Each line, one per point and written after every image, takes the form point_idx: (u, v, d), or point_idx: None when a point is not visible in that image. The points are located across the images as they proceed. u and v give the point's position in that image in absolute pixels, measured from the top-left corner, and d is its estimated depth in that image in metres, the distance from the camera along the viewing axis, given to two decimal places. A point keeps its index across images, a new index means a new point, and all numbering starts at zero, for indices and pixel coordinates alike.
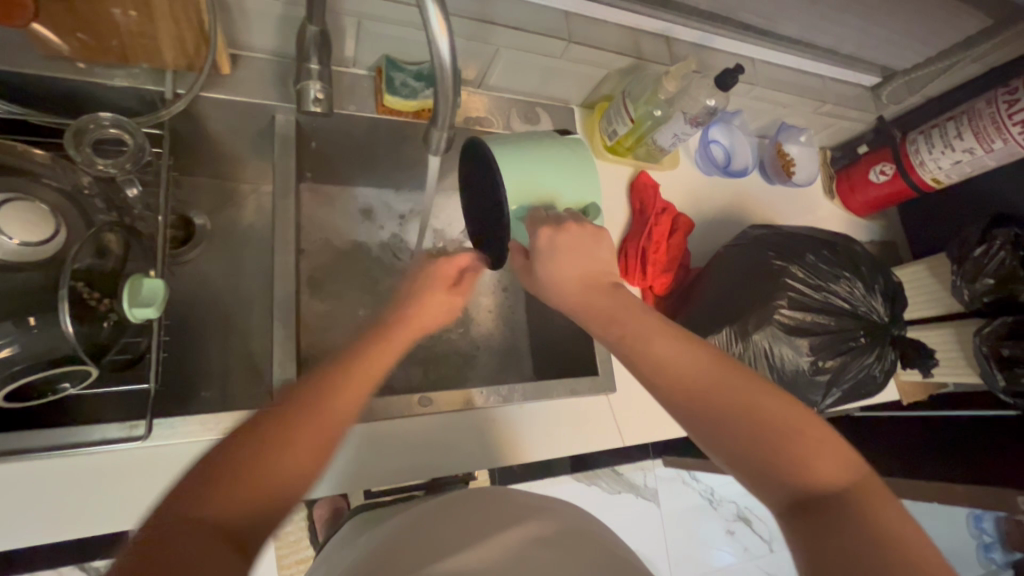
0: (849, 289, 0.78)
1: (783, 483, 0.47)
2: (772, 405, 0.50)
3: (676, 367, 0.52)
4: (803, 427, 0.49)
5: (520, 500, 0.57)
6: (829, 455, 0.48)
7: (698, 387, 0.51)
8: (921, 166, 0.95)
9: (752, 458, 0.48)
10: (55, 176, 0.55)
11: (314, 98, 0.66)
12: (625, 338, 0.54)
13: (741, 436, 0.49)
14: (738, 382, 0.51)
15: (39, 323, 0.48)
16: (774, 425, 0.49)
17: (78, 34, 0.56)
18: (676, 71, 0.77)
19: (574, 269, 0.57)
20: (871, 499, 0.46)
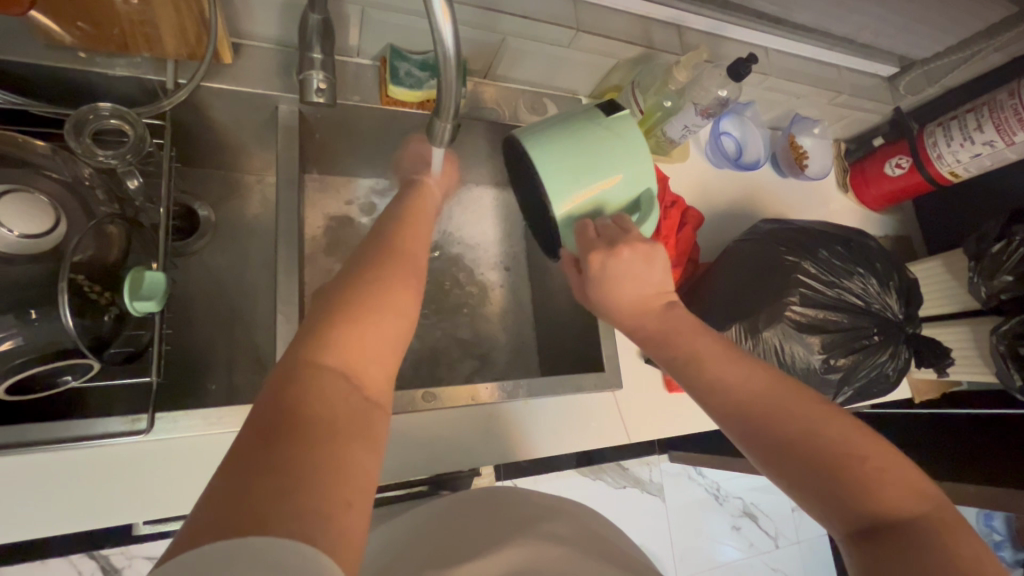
0: (863, 285, 0.77)
1: (847, 507, 0.44)
2: (827, 416, 0.48)
3: (726, 384, 0.52)
4: (866, 441, 0.46)
5: (532, 501, 0.56)
6: (897, 472, 0.45)
7: (748, 400, 0.50)
8: (939, 159, 0.92)
9: (813, 473, 0.46)
10: (56, 167, 0.54)
11: (317, 87, 0.64)
12: (668, 342, 0.57)
13: (795, 451, 0.47)
14: (794, 399, 0.49)
15: (39, 315, 0.48)
16: (835, 438, 0.47)
17: (79, 22, 0.56)
18: (687, 60, 0.75)
19: (625, 293, 0.59)
20: (939, 528, 0.43)
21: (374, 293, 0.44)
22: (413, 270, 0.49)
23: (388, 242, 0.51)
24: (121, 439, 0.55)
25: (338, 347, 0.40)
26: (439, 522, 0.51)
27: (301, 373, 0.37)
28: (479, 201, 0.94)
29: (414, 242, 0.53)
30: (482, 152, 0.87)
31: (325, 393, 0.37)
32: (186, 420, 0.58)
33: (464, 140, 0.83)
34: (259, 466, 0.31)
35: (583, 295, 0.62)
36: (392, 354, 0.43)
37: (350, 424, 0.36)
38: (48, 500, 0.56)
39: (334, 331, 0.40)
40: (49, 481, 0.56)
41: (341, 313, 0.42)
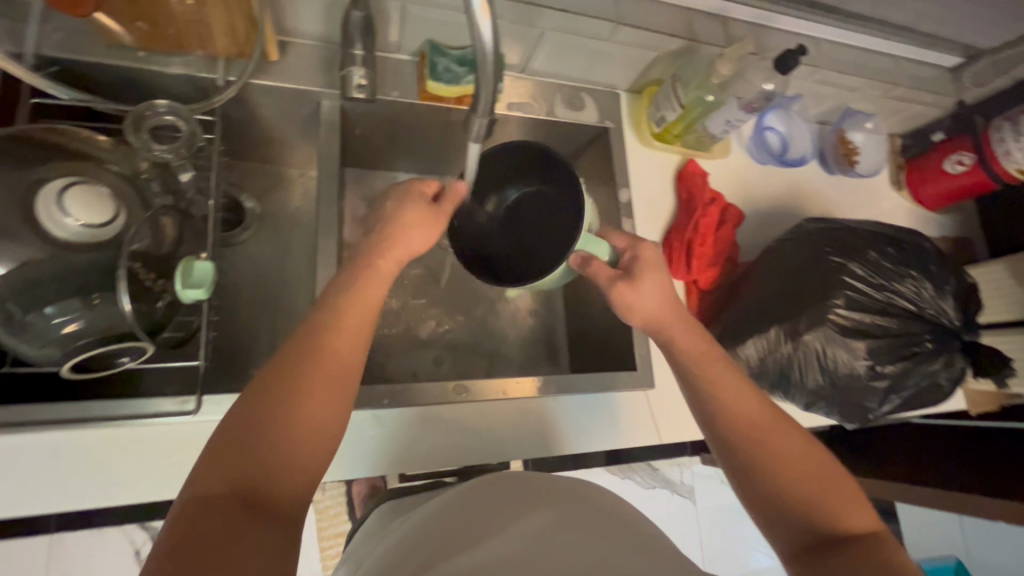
0: (915, 289, 0.73)
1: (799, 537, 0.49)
2: (798, 445, 0.53)
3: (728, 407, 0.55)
4: (821, 471, 0.52)
5: (552, 484, 0.57)
6: (849, 503, 0.50)
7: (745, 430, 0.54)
8: (1005, 157, 0.86)
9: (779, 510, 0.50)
10: (117, 160, 0.57)
11: (358, 84, 0.65)
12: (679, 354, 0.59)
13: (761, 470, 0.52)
14: (781, 429, 0.54)
15: (101, 299, 0.51)
16: (792, 466, 0.51)
17: (138, 22, 0.59)
18: (731, 53, 0.72)
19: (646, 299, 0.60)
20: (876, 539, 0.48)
21: (323, 358, 0.47)
22: (365, 325, 0.50)
23: (346, 290, 0.52)
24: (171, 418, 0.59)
25: (285, 413, 0.44)
26: (451, 517, 0.52)
27: (239, 441, 0.42)
28: None
29: (376, 284, 0.53)
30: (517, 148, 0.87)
31: (267, 460, 0.42)
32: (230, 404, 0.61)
33: (499, 134, 0.83)
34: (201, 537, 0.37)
35: (620, 292, 0.61)
36: (319, 421, 0.45)
37: (283, 487, 0.42)
38: (108, 473, 0.60)
39: (284, 399, 0.44)
40: (109, 456, 0.60)
41: (292, 378, 0.45)
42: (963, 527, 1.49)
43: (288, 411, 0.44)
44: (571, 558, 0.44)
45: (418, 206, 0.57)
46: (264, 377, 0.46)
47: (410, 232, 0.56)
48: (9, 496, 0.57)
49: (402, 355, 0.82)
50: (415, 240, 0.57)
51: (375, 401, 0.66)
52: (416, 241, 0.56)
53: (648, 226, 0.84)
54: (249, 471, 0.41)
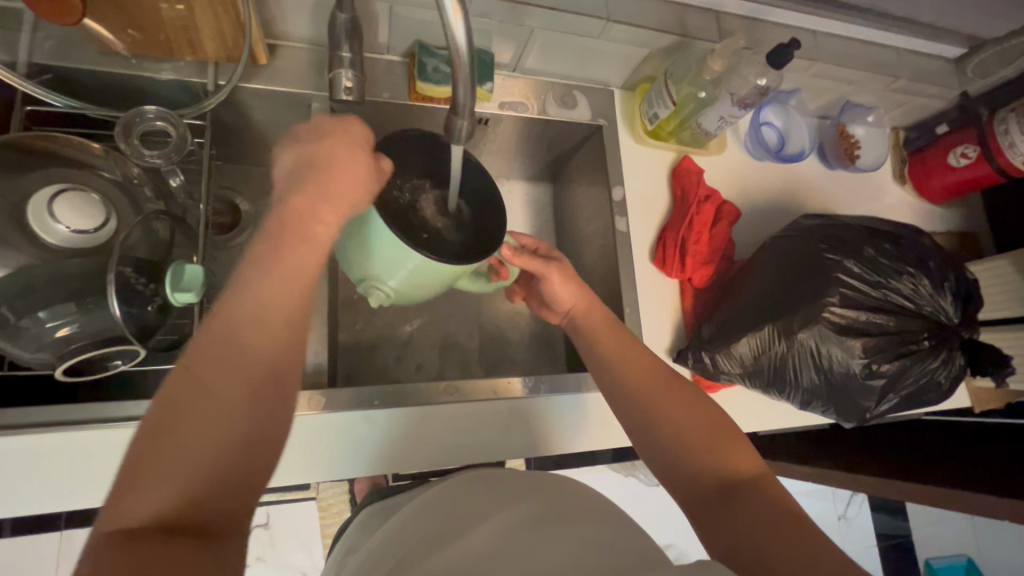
0: (913, 286, 0.71)
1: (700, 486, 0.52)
2: (701, 414, 0.55)
3: (633, 383, 0.57)
4: (729, 436, 0.54)
5: (534, 483, 0.57)
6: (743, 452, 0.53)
7: (654, 400, 0.56)
8: (1010, 149, 0.84)
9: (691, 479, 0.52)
10: (108, 166, 0.58)
11: (345, 86, 0.66)
12: (597, 357, 0.60)
13: (672, 452, 0.54)
14: (685, 404, 0.56)
15: (94, 303, 0.52)
16: (702, 440, 0.54)
17: (129, 30, 0.59)
18: (722, 49, 0.72)
19: (570, 291, 0.64)
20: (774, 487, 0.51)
21: (248, 346, 0.45)
22: (292, 303, 0.48)
23: (269, 269, 0.48)
24: None
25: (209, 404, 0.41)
26: (426, 519, 0.54)
27: (156, 446, 0.39)
28: (511, 194, 0.94)
29: (301, 255, 0.49)
30: (511, 147, 0.87)
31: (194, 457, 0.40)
32: None
33: (492, 133, 0.83)
34: (125, 546, 0.35)
35: (551, 279, 0.64)
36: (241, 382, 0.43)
37: (220, 475, 0.41)
38: (108, 474, 0.60)
39: (207, 393, 0.42)
40: (106, 459, 0.60)
41: (215, 369, 0.43)
42: (974, 525, 1.46)
43: (210, 403, 0.41)
44: (539, 554, 0.45)
45: (348, 147, 0.53)
46: (176, 374, 0.42)
47: (343, 169, 0.53)
48: (12, 497, 0.59)
49: (398, 356, 0.82)
50: (349, 188, 0.53)
51: (368, 402, 0.67)
52: (351, 178, 0.53)
53: (642, 224, 0.83)
54: (175, 471, 0.39)
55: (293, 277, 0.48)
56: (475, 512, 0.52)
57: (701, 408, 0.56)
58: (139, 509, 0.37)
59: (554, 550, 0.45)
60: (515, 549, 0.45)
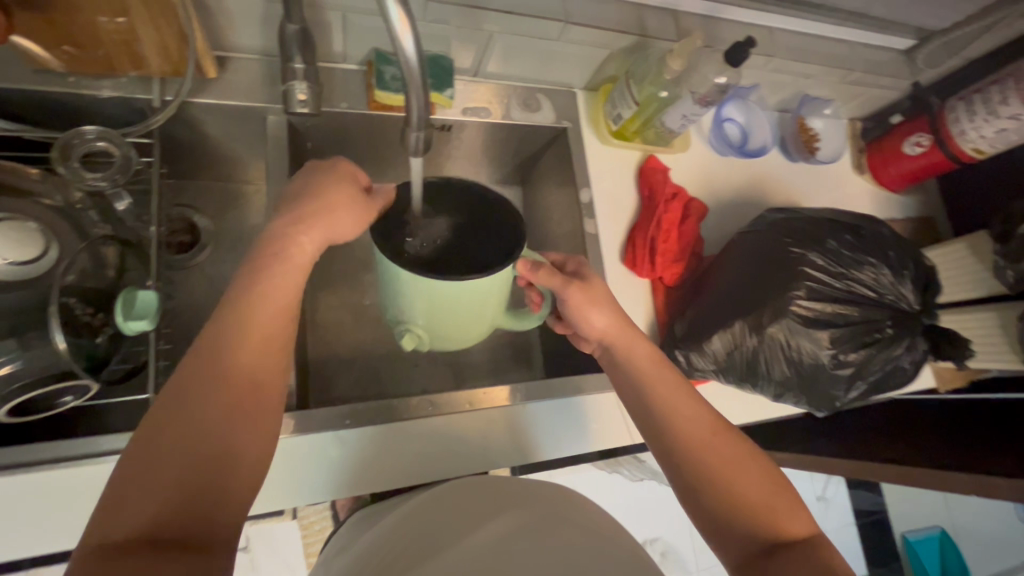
0: (875, 276, 0.73)
1: (742, 539, 0.52)
2: (740, 458, 0.55)
3: (676, 423, 0.57)
4: (771, 482, 0.55)
5: (514, 489, 0.56)
6: (788, 510, 0.53)
7: (696, 441, 0.56)
8: (961, 136, 0.87)
9: (723, 514, 0.53)
10: (47, 192, 0.55)
11: (300, 98, 0.64)
12: (634, 383, 0.61)
13: (717, 495, 0.54)
14: (723, 442, 0.56)
15: (37, 339, 0.49)
16: (753, 494, 0.53)
17: (65, 46, 0.56)
18: (681, 48, 0.72)
19: (605, 320, 0.61)
20: (829, 548, 0.51)
21: (236, 362, 0.44)
22: (282, 321, 0.47)
23: (250, 284, 0.47)
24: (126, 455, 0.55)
25: (202, 421, 0.41)
26: (413, 523, 0.52)
27: (150, 464, 0.39)
28: None
29: (290, 272, 0.49)
30: (478, 153, 0.86)
31: (190, 477, 0.39)
32: None
33: (455, 139, 0.82)
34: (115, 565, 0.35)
35: (573, 300, 0.60)
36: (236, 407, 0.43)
37: (208, 499, 0.40)
38: (54, 518, 0.55)
39: (200, 412, 0.41)
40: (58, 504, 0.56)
41: (209, 388, 0.42)
42: (946, 496, 1.51)
43: (198, 417, 0.41)
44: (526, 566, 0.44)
45: (337, 176, 0.53)
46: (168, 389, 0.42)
47: (329, 192, 0.51)
48: None
49: (371, 369, 0.81)
50: (330, 208, 0.51)
51: (341, 421, 0.65)
52: (336, 206, 0.51)
53: (611, 225, 0.83)
54: (165, 485, 0.38)
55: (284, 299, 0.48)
56: (462, 519, 0.51)
57: (744, 450, 0.56)
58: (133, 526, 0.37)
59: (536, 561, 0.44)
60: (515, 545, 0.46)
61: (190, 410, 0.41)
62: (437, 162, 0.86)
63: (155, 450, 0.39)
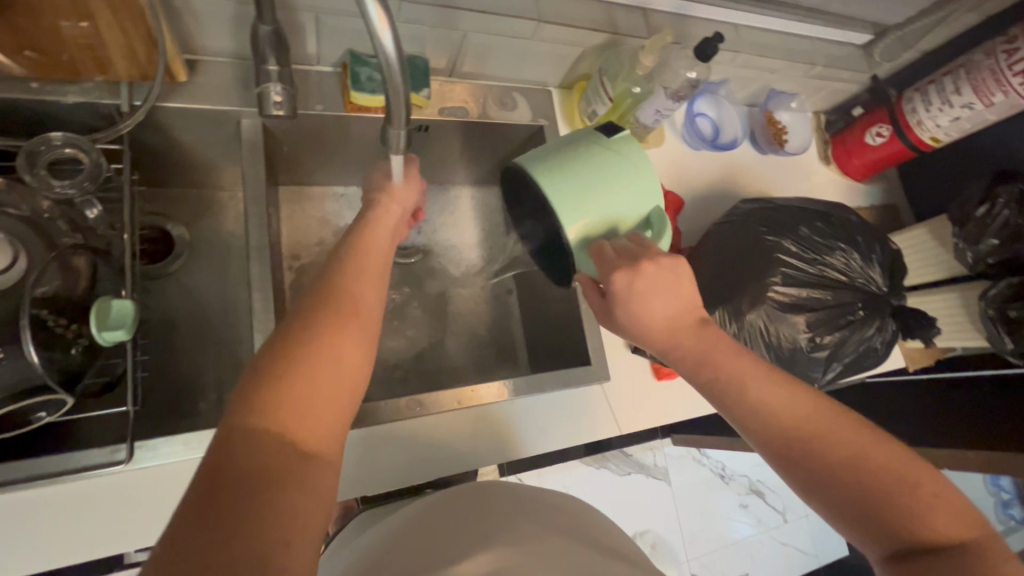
0: (846, 260, 0.76)
1: (885, 532, 0.45)
2: (878, 443, 0.48)
3: (785, 415, 0.50)
4: (907, 473, 0.46)
5: (509, 495, 0.58)
6: (944, 508, 0.45)
7: (809, 431, 0.49)
8: (919, 126, 0.91)
9: (854, 502, 0.46)
10: (11, 202, 0.53)
11: (275, 101, 0.63)
12: (722, 387, 0.53)
13: (852, 481, 0.47)
14: (842, 429, 0.49)
15: (6, 354, 0.47)
16: (899, 482, 0.46)
17: (27, 51, 0.55)
18: (653, 44, 0.73)
19: (664, 310, 0.55)
20: (988, 551, 0.44)
21: (353, 305, 0.48)
22: (380, 286, 0.52)
23: (358, 250, 0.54)
24: (102, 471, 0.54)
25: (309, 387, 0.40)
26: (413, 530, 0.52)
27: (290, 378, 0.40)
28: (458, 201, 0.93)
29: (377, 246, 0.56)
30: (456, 153, 0.86)
31: (318, 398, 0.40)
32: (166, 447, 0.56)
33: (433, 139, 0.82)
34: (254, 455, 0.36)
35: (618, 322, 0.58)
36: (338, 383, 0.42)
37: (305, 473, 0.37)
38: (27, 542, 0.53)
39: (326, 340, 0.43)
40: (29, 528, 0.53)
41: (337, 320, 0.45)
42: None
43: (305, 385, 0.40)
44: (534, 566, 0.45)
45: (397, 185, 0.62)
46: (278, 353, 0.42)
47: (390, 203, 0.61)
48: None
49: None
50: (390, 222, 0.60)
51: None
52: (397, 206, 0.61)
53: None
54: (266, 446, 0.37)
55: (370, 292, 0.50)
56: (466, 529, 0.50)
57: (881, 434, 0.49)
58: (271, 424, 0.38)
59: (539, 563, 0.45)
60: (523, 560, 0.45)
61: (299, 378, 0.40)
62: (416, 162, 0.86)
63: (264, 410, 0.38)
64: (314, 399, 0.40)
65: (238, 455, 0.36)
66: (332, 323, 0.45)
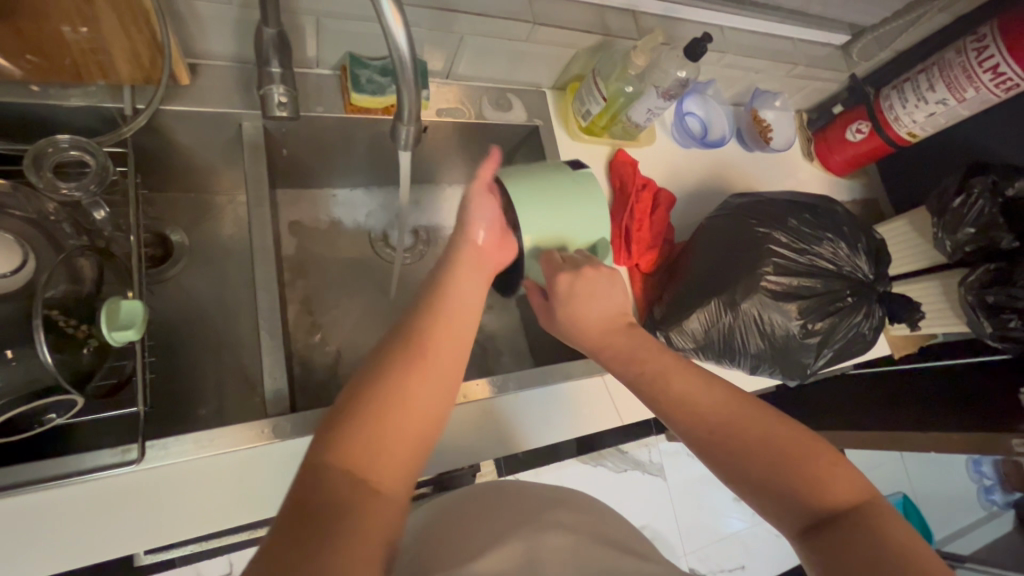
0: (833, 250, 0.78)
1: (794, 507, 0.47)
2: (772, 422, 0.51)
3: (696, 403, 0.53)
4: (807, 447, 0.49)
5: (527, 491, 0.59)
6: (845, 480, 0.48)
7: (711, 418, 0.52)
8: (896, 122, 0.95)
9: (763, 482, 0.49)
10: (18, 204, 0.53)
11: (278, 102, 0.64)
12: (647, 385, 0.56)
13: (755, 461, 0.49)
14: (745, 410, 0.52)
15: (16, 355, 0.47)
16: (796, 456, 0.49)
17: (28, 55, 0.55)
18: (643, 45, 0.76)
19: (598, 315, 0.61)
20: (887, 515, 0.46)
21: (432, 351, 0.48)
22: (465, 324, 0.52)
23: (443, 289, 0.54)
24: (114, 472, 0.53)
25: (387, 426, 0.42)
26: (431, 530, 0.53)
27: (367, 416, 0.42)
28: (453, 201, 0.94)
29: (463, 280, 0.55)
30: (452, 154, 0.88)
31: (390, 442, 0.42)
32: (179, 446, 0.56)
33: (430, 140, 0.83)
34: (328, 500, 0.38)
35: (556, 322, 0.63)
36: (413, 423, 0.43)
37: (377, 514, 0.39)
38: (43, 541, 0.53)
39: (394, 381, 0.44)
40: (43, 529, 0.53)
41: (412, 360, 0.46)
42: (908, 466, 1.53)
43: (382, 425, 0.42)
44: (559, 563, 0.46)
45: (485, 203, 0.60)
46: (354, 391, 0.44)
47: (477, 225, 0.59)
48: None
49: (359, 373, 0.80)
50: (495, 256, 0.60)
51: None
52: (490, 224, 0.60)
53: None
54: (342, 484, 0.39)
55: (452, 326, 0.51)
56: (486, 526, 0.51)
57: (782, 414, 0.52)
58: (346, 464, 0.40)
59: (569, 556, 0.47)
60: (547, 552, 0.47)
61: (375, 415, 0.42)
62: (413, 164, 0.87)
63: (338, 449, 0.40)
64: (386, 438, 0.42)
65: (314, 492, 0.38)
66: (411, 362, 0.46)
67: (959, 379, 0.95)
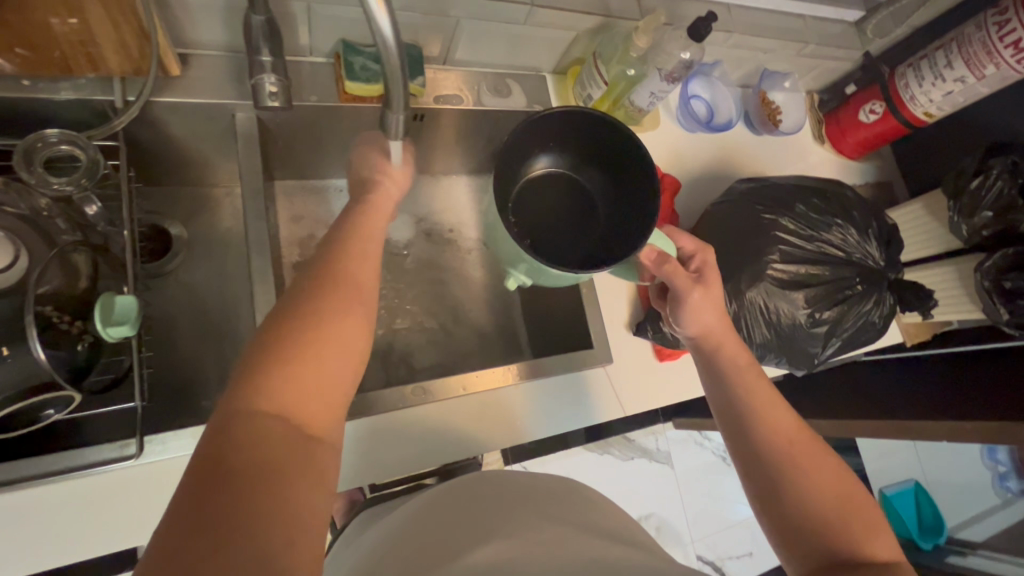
0: (842, 236, 0.76)
1: (823, 544, 0.49)
2: (832, 463, 0.53)
3: (770, 419, 0.54)
4: (852, 498, 0.51)
5: (525, 482, 0.60)
6: (878, 536, 0.50)
7: (784, 437, 0.53)
8: (912, 101, 0.91)
9: (807, 508, 0.50)
10: (9, 200, 0.52)
11: (270, 91, 0.63)
12: (734, 376, 0.57)
13: (808, 490, 0.51)
14: (812, 445, 0.54)
15: (11, 352, 0.48)
16: (844, 500, 0.51)
17: (16, 48, 0.54)
18: (646, 25, 0.73)
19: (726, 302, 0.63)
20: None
21: (348, 276, 0.48)
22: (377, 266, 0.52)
23: (350, 246, 0.52)
24: (113, 466, 0.54)
25: (313, 370, 0.41)
26: (425, 522, 0.53)
27: (292, 358, 0.41)
28: (454, 190, 0.93)
29: (369, 259, 0.52)
30: (452, 142, 0.86)
31: (301, 399, 0.40)
32: (175, 441, 0.56)
33: (429, 128, 0.82)
34: (252, 454, 0.36)
35: (699, 298, 0.60)
36: (339, 368, 0.43)
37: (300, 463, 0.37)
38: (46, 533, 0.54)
39: (320, 320, 0.44)
40: (46, 522, 0.54)
41: (334, 294, 0.46)
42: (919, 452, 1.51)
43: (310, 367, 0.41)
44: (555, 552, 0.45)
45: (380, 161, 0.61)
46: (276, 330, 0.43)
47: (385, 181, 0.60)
48: None
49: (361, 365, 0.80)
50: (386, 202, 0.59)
51: None
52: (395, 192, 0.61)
53: None
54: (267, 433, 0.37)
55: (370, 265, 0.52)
56: (484, 520, 0.51)
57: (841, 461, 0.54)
58: (263, 418, 0.38)
59: (570, 547, 0.47)
60: (532, 551, 0.45)
61: (306, 362, 0.41)
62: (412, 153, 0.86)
63: (261, 394, 0.39)
64: (312, 388, 0.41)
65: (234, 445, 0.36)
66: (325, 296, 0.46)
67: (974, 367, 0.92)
